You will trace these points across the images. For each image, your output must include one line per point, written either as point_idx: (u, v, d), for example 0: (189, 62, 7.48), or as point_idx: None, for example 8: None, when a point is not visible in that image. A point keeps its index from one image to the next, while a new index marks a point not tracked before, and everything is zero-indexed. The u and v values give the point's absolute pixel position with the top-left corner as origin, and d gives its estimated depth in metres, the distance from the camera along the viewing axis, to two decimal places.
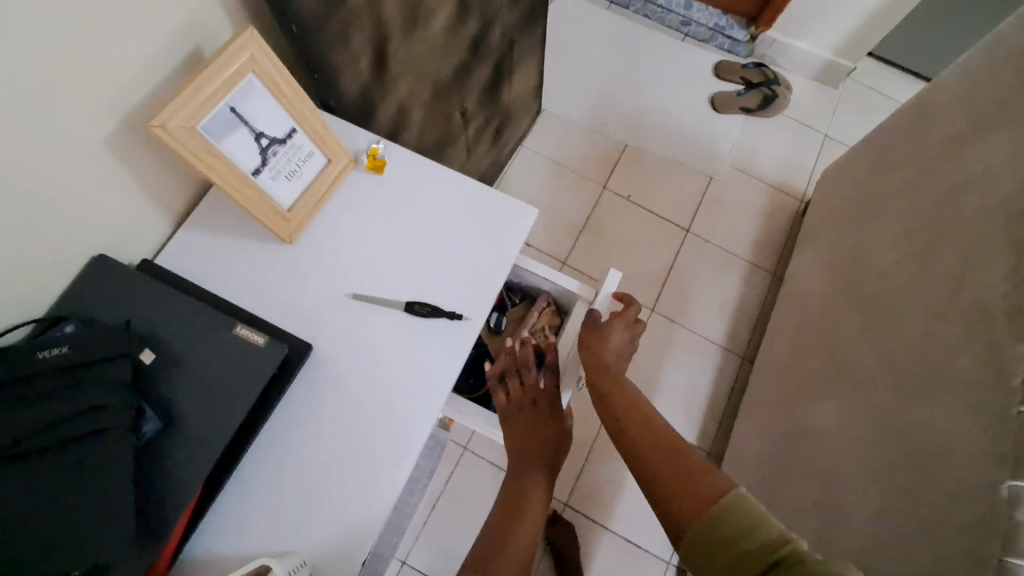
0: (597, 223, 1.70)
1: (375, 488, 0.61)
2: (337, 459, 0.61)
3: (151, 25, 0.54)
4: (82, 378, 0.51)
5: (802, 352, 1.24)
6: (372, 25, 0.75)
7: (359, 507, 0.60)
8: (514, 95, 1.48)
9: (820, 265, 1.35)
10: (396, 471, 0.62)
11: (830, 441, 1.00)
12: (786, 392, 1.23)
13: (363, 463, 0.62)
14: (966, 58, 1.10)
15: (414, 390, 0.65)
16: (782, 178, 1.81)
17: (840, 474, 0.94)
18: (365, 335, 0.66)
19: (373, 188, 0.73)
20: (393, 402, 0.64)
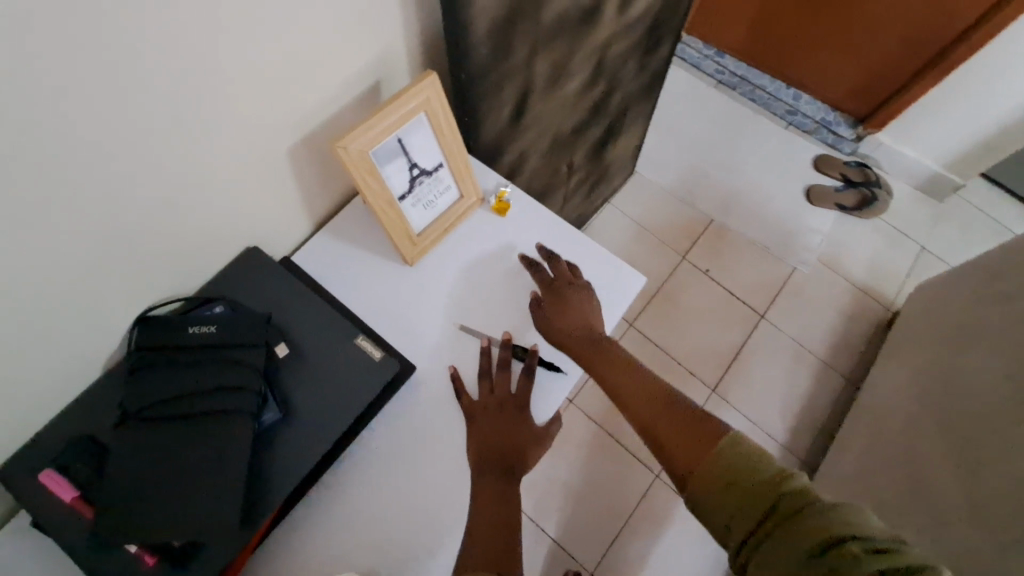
0: (671, 291, 1.69)
1: (447, 520, 0.61)
2: (416, 483, 0.63)
3: (349, 60, 0.61)
4: (224, 358, 0.55)
5: (876, 471, 1.17)
6: (522, 81, 0.81)
7: (428, 537, 0.61)
8: (616, 155, 1.52)
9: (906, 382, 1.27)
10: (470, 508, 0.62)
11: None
12: None
13: (440, 492, 0.62)
14: None
15: None
16: (870, 282, 1.75)
17: None
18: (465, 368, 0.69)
19: (495, 228, 0.77)
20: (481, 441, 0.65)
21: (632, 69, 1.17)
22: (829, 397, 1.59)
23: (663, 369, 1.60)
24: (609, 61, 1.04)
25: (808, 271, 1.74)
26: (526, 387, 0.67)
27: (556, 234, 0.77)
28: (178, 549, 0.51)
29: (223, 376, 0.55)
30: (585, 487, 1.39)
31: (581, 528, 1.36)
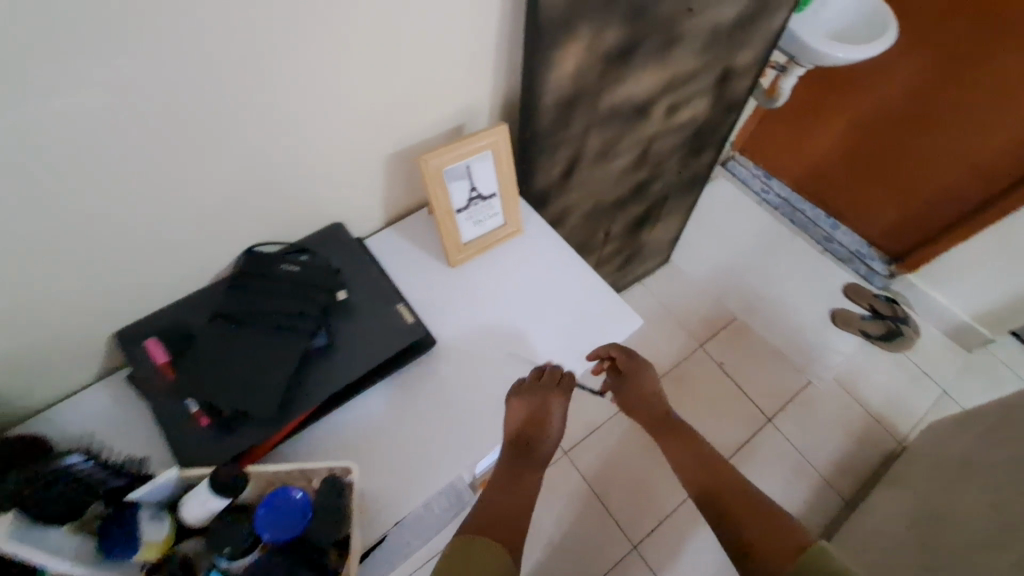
0: (683, 375, 1.77)
1: (428, 470, 0.71)
2: (410, 433, 0.74)
3: (447, 104, 0.82)
4: (299, 289, 0.72)
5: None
6: (574, 149, 1.01)
7: (410, 479, 0.71)
8: (652, 238, 1.69)
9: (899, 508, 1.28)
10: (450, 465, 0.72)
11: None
12: None
13: (428, 445, 0.73)
14: None
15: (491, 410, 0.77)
16: (885, 412, 1.76)
17: None
18: (476, 354, 0.82)
19: (524, 255, 0.93)
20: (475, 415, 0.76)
21: (675, 164, 1.36)
22: (823, 515, 1.57)
23: None
24: (653, 152, 1.23)
25: (822, 387, 1.79)
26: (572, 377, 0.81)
27: (573, 269, 0.93)
28: (226, 419, 0.64)
29: (295, 302, 0.71)
30: (559, 537, 1.44)
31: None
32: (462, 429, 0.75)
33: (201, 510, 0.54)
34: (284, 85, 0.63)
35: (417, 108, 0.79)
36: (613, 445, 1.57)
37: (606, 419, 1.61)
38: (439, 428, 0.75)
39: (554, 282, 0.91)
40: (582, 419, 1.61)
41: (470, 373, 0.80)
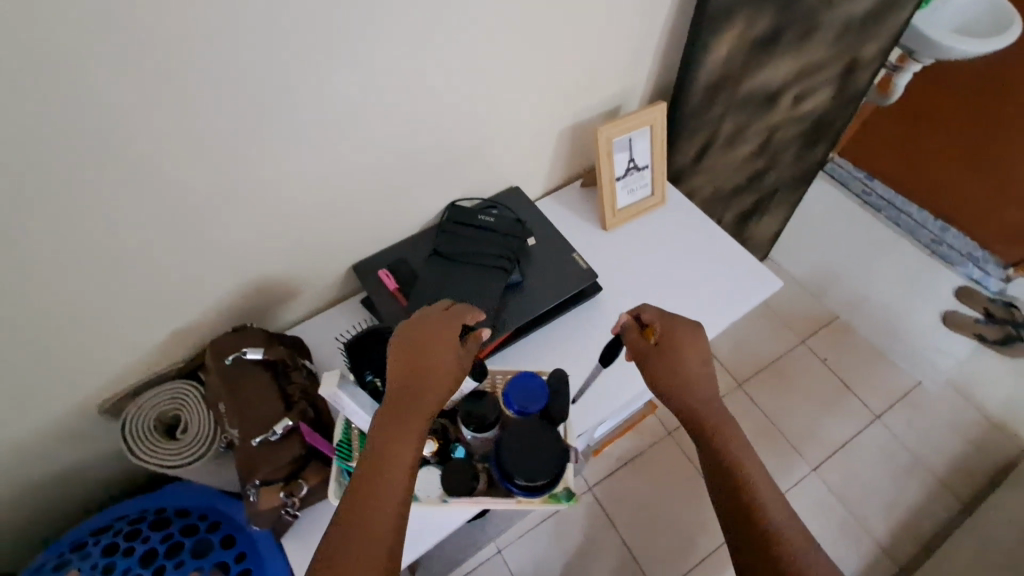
0: (785, 368, 1.79)
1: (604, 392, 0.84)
2: (584, 361, 0.87)
3: (609, 86, 0.96)
4: (498, 235, 0.87)
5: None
6: (710, 132, 1.11)
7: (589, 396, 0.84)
8: (757, 232, 1.73)
9: None
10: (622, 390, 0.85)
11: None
12: None
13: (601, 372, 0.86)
14: None
15: None
16: (1006, 419, 1.70)
17: None
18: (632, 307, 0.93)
19: (670, 222, 1.04)
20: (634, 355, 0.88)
21: (790, 156, 1.43)
22: (939, 515, 1.53)
23: (764, 434, 1.66)
24: (774, 141, 1.31)
25: (934, 388, 1.75)
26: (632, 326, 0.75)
27: (715, 238, 1.02)
28: None
29: (495, 244, 0.86)
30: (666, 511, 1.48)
31: (659, 548, 1.43)
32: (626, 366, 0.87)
33: (454, 390, 0.69)
34: (501, 59, 0.79)
35: (587, 85, 0.93)
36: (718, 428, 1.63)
37: None
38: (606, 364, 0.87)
39: (697, 249, 1.01)
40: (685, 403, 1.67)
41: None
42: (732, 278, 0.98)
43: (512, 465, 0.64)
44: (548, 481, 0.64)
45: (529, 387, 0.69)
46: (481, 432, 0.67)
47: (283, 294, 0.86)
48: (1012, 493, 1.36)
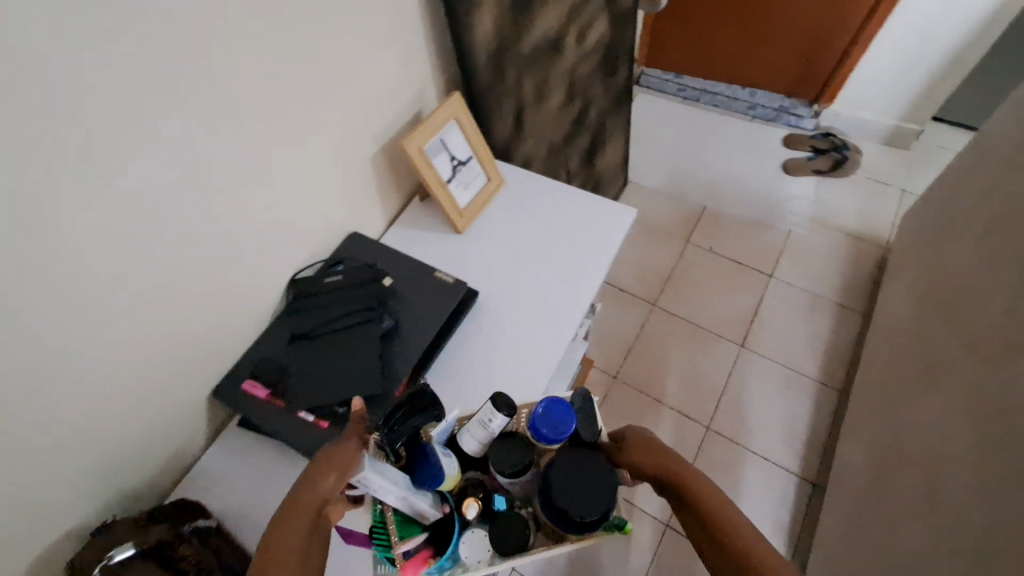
0: (682, 271, 1.90)
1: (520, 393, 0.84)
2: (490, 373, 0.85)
3: (396, 98, 0.93)
4: (353, 290, 0.81)
5: (897, 361, 1.31)
6: (516, 98, 1.11)
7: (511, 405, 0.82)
8: (606, 163, 1.79)
9: (907, 289, 1.43)
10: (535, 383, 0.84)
11: (921, 425, 1.08)
12: (885, 400, 1.28)
13: (512, 376, 0.85)
14: (1007, 109, 1.27)
15: (550, 331, 0.89)
16: (863, 228, 1.94)
17: (941, 452, 0.98)
18: (514, 296, 0.93)
19: (516, 198, 1.03)
20: (535, 342, 0.88)
21: (599, 87, 1.48)
22: (852, 332, 1.73)
23: (692, 336, 1.76)
24: (577, 82, 1.35)
25: (802, 230, 1.95)
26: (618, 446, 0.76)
27: (561, 195, 1.03)
28: (341, 414, 0.73)
29: (352, 301, 0.79)
30: None
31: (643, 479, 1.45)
32: (530, 356, 0.87)
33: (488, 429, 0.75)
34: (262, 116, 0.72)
35: (373, 104, 0.89)
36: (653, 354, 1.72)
37: (635, 337, 1.78)
38: (512, 362, 0.86)
39: (550, 212, 1.01)
40: (616, 345, 1.76)
41: (515, 313, 0.91)
42: (594, 227, 0.99)
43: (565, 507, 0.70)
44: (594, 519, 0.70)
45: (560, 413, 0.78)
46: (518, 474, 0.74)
47: (150, 453, 0.75)
48: (891, 287, 1.56)
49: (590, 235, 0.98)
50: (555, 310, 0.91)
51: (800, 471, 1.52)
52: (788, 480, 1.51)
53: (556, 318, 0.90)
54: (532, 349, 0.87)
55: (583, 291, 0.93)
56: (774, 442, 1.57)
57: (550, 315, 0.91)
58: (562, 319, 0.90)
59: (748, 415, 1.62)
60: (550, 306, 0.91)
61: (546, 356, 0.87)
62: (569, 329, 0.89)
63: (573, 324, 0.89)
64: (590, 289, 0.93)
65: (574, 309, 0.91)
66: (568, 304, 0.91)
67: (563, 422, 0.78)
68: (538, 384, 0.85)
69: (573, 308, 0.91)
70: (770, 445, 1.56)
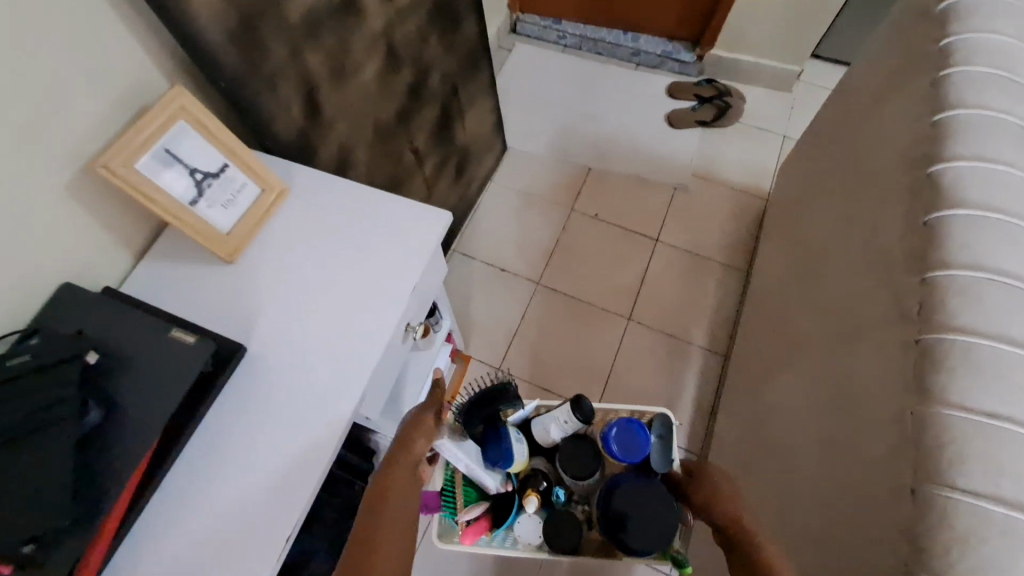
0: (567, 243, 1.78)
1: (300, 465, 0.69)
2: (264, 443, 0.71)
3: (92, 95, 0.69)
4: (41, 377, 0.61)
5: (766, 333, 1.26)
6: (298, 78, 0.89)
7: (290, 481, 0.69)
8: (471, 132, 1.59)
9: (779, 251, 1.38)
10: (319, 449, 0.70)
11: (773, 407, 1.03)
12: (753, 374, 1.24)
13: (292, 444, 0.71)
14: (866, 52, 1.17)
15: (343, 379, 0.74)
16: (746, 180, 1.88)
17: (785, 440, 0.92)
18: (300, 337, 0.77)
19: (302, 210, 0.84)
20: (323, 394, 0.73)
21: (437, 49, 1.26)
22: (735, 293, 1.69)
23: (578, 314, 1.67)
24: (401, 46, 1.12)
25: (688, 187, 1.87)
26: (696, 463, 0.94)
27: (362, 199, 0.85)
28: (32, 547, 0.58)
29: (38, 394, 0.61)
30: None
31: None
32: (317, 412, 0.72)
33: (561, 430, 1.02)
34: None
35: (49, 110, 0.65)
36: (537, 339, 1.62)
37: (519, 322, 1.66)
38: (295, 423, 0.72)
39: (346, 223, 0.84)
40: (499, 332, 1.65)
41: (300, 358, 0.75)
42: (398, 239, 0.83)
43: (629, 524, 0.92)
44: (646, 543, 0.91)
45: (632, 438, 1.00)
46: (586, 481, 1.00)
47: None
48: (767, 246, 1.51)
49: (391, 250, 0.82)
50: (349, 349, 0.76)
51: (685, 444, 1.50)
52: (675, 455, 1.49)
53: (350, 358, 0.75)
54: (320, 402, 0.73)
55: (384, 322, 0.78)
56: None
57: (344, 356, 0.76)
58: (356, 360, 0.75)
59: (635, 392, 1.57)
60: (343, 344, 0.76)
61: (337, 410, 0.72)
62: (365, 371, 0.75)
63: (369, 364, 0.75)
64: (391, 318, 0.78)
65: (372, 346, 0.76)
66: (365, 339, 0.76)
67: (636, 446, 1.00)
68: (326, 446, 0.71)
69: (370, 344, 0.76)
70: None
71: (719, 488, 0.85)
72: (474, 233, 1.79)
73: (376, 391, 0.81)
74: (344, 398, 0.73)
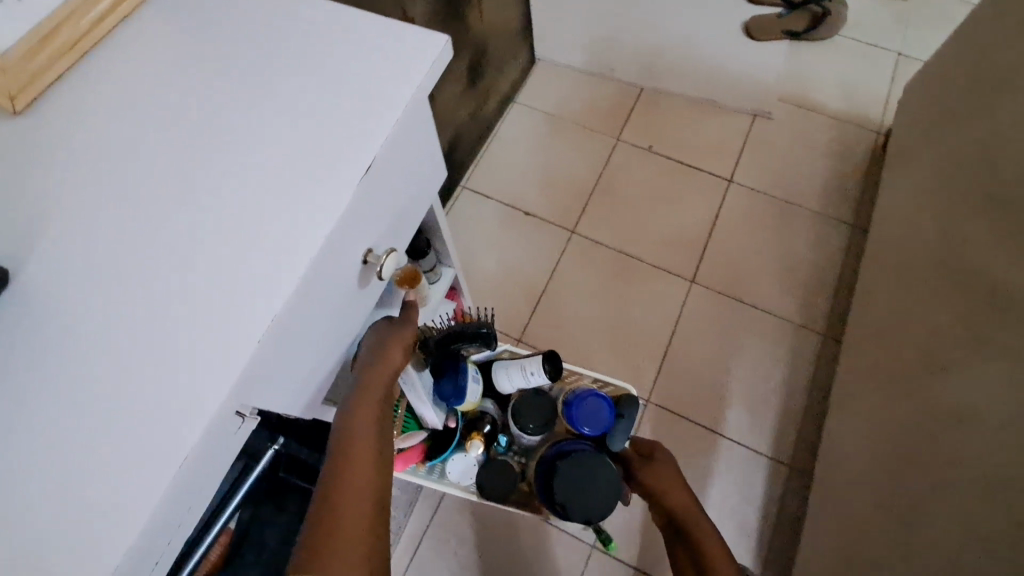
0: (611, 182, 1.38)
1: (149, 444, 0.37)
2: (84, 409, 0.37)
3: None
4: None
5: (923, 303, 0.86)
6: None
7: (125, 472, 0.36)
8: (490, 23, 1.19)
9: (929, 190, 0.97)
10: (190, 414, 0.37)
11: (965, 418, 0.65)
12: (899, 364, 0.85)
13: (136, 406, 0.37)
14: None
15: (245, 293, 0.40)
16: (851, 108, 1.44)
17: (1010, 481, 0.55)
18: (163, 240, 0.42)
19: (178, 29, 0.50)
20: (196, 342, 0.39)
21: None
22: (834, 252, 1.29)
23: (623, 272, 1.30)
24: None
25: (771, 115, 1.44)
26: (659, 447, 0.72)
27: (305, 12, 0.50)
28: None
29: None
30: None
31: None
32: (193, 358, 0.39)
33: (524, 382, 0.71)
34: None
35: None
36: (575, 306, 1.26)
37: (547, 281, 1.29)
38: (138, 395, 0.38)
39: (274, 45, 0.49)
40: (521, 293, 1.28)
41: (161, 278, 0.41)
42: (362, 71, 0.47)
43: (568, 505, 0.66)
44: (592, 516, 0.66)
45: (599, 406, 0.71)
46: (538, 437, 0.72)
47: None
48: (902, 187, 1.09)
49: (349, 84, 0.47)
50: (249, 263, 0.41)
51: (773, 451, 1.13)
52: (759, 465, 1.12)
53: (251, 280, 0.41)
54: (188, 359, 0.39)
55: (317, 218, 0.42)
56: (733, 411, 1.16)
57: (238, 276, 0.41)
58: (261, 284, 0.40)
59: (701, 378, 1.20)
60: (238, 254, 0.41)
61: (217, 374, 0.38)
62: (279, 304, 0.40)
63: (286, 292, 0.40)
64: (333, 211, 0.43)
65: (291, 256, 0.41)
66: (279, 247, 0.41)
67: (600, 415, 0.71)
68: (194, 442, 0.37)
69: (289, 255, 0.41)
70: (728, 417, 1.16)
71: (671, 477, 0.66)
72: (491, 167, 1.40)
73: (319, 325, 0.47)
74: (244, 319, 0.40)
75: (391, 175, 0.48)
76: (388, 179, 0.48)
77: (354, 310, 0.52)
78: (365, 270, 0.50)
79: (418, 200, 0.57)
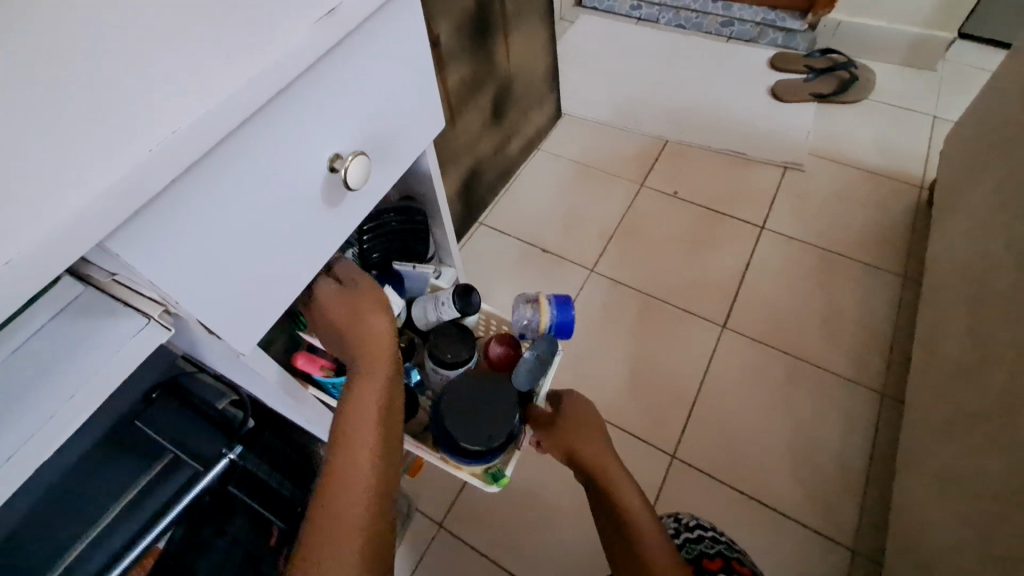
0: (634, 224, 1.33)
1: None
2: None
3: None
4: None
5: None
6: None
7: None
8: (516, 63, 1.21)
9: (1006, 228, 0.86)
10: (53, 212, 0.30)
11: None
12: (1007, 420, 0.69)
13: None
14: None
15: (152, 103, 0.34)
16: (887, 163, 1.38)
17: None
18: (58, 40, 0.35)
19: None
20: (69, 144, 0.31)
21: None
22: (883, 305, 1.17)
23: (647, 315, 1.19)
24: None
25: (803, 167, 1.39)
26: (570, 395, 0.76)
27: None
28: None
29: None
30: (571, 499, 0.96)
31: (563, 549, 0.92)
32: (71, 157, 0.31)
33: (437, 315, 0.72)
34: None
35: None
36: (593, 348, 1.15)
37: None
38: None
39: None
40: None
41: (42, 71, 0.33)
42: None
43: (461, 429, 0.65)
44: (486, 445, 0.64)
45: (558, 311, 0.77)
46: (451, 371, 0.71)
47: None
48: (965, 232, 0.99)
49: None
50: (159, 74, 0.35)
51: (829, 528, 0.96)
52: (814, 545, 0.94)
53: (160, 96, 0.34)
54: (51, 160, 0.31)
55: (261, 46, 0.37)
56: (779, 478, 1.00)
57: (142, 85, 0.34)
58: (173, 100, 0.34)
59: (736, 436, 1.04)
60: (146, 65, 0.35)
61: (94, 178, 0.31)
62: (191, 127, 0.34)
63: (211, 109, 0.34)
64: (283, 42, 0.38)
65: (217, 81, 0.35)
66: (203, 70, 0.36)
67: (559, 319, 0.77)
68: (36, 253, 0.29)
69: (219, 79, 0.35)
70: (774, 485, 1.00)
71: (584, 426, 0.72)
72: (510, 205, 1.37)
73: (250, 188, 0.41)
74: (144, 125, 0.33)
75: (358, 51, 0.44)
76: (355, 56, 0.44)
77: (305, 205, 0.46)
78: (331, 179, 0.48)
79: (394, 111, 0.52)
